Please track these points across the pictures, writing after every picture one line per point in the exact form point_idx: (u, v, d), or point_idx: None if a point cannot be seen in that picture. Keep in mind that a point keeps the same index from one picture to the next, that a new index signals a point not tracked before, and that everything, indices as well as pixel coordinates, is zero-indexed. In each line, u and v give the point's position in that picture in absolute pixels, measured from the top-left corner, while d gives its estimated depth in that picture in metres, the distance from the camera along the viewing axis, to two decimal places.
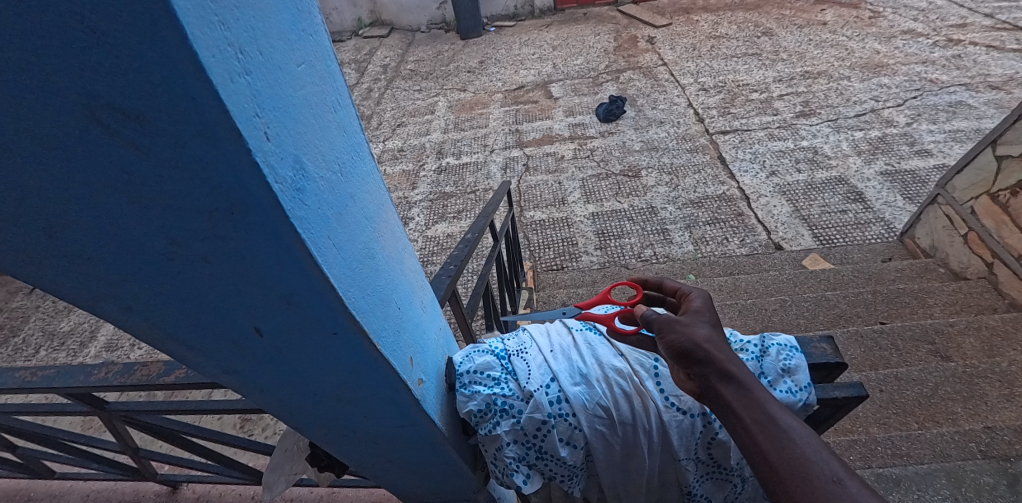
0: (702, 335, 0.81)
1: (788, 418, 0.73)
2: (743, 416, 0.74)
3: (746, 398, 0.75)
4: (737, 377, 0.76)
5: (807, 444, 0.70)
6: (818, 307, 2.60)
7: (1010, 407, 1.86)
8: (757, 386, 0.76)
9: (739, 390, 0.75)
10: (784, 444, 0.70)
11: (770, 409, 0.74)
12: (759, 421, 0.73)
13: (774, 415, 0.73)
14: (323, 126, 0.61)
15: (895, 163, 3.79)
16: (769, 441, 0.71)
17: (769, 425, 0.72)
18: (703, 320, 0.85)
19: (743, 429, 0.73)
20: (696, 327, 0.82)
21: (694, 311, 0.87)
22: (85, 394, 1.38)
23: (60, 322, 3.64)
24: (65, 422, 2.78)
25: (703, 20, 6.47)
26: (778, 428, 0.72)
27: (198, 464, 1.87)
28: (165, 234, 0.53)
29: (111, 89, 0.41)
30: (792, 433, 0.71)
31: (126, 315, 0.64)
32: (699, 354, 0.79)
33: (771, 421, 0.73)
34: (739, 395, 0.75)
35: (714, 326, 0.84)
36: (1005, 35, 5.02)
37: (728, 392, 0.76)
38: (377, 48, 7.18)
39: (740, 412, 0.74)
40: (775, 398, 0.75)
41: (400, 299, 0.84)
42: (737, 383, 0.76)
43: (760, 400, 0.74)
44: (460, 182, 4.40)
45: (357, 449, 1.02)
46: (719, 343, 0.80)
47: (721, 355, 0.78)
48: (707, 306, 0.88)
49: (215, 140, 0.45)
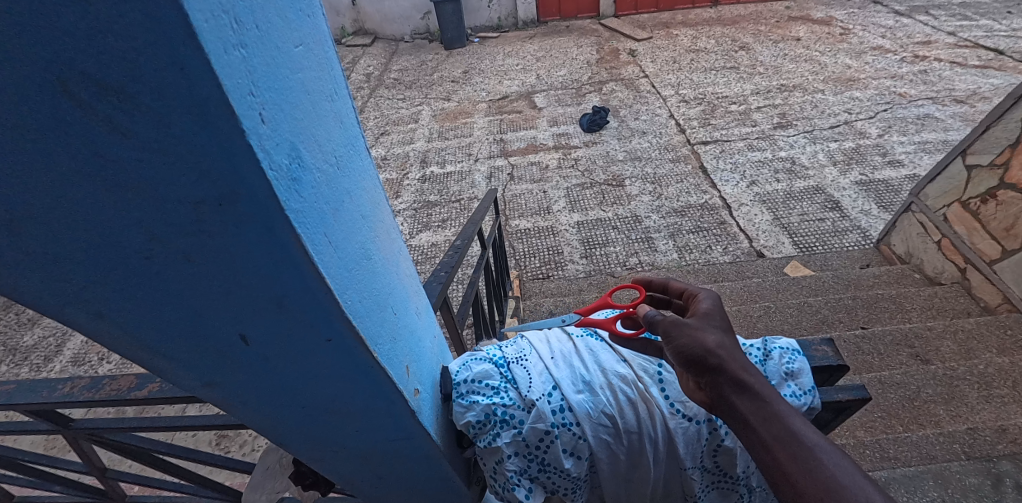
0: (714, 341, 0.79)
1: (810, 434, 0.71)
2: (763, 432, 0.71)
3: (764, 411, 0.73)
4: (754, 388, 0.74)
5: (834, 465, 0.67)
6: (801, 313, 2.62)
7: (989, 407, 1.89)
8: (776, 399, 0.74)
9: (756, 402, 0.73)
10: (808, 463, 0.68)
11: (792, 424, 0.71)
12: (780, 438, 0.71)
13: (795, 431, 0.71)
14: (321, 114, 0.58)
15: (869, 173, 3.89)
16: (792, 461, 0.69)
17: (791, 442, 0.70)
18: (714, 324, 0.83)
19: (762, 445, 0.71)
20: (707, 332, 0.80)
21: (705, 314, 0.84)
22: (48, 410, 1.28)
23: (22, 336, 3.44)
24: (26, 442, 2.62)
25: (683, 34, 6.61)
26: (800, 444, 0.70)
27: (171, 485, 1.75)
28: (143, 229, 0.48)
29: (88, 57, 0.37)
30: (817, 451, 0.69)
31: (97, 323, 0.58)
32: (711, 362, 0.77)
33: (792, 437, 0.70)
34: (756, 408, 0.73)
35: (724, 330, 0.82)
36: (968, 52, 5.24)
37: (744, 405, 0.73)
38: (361, 57, 7.13)
39: (758, 427, 0.72)
40: (796, 412, 0.72)
41: (396, 303, 0.79)
42: (754, 395, 0.74)
43: (780, 414, 0.72)
44: (444, 191, 4.36)
45: (347, 467, 0.96)
46: (732, 349, 0.78)
47: (735, 364, 0.76)
48: (716, 308, 0.86)
49: (205, 118, 0.41)
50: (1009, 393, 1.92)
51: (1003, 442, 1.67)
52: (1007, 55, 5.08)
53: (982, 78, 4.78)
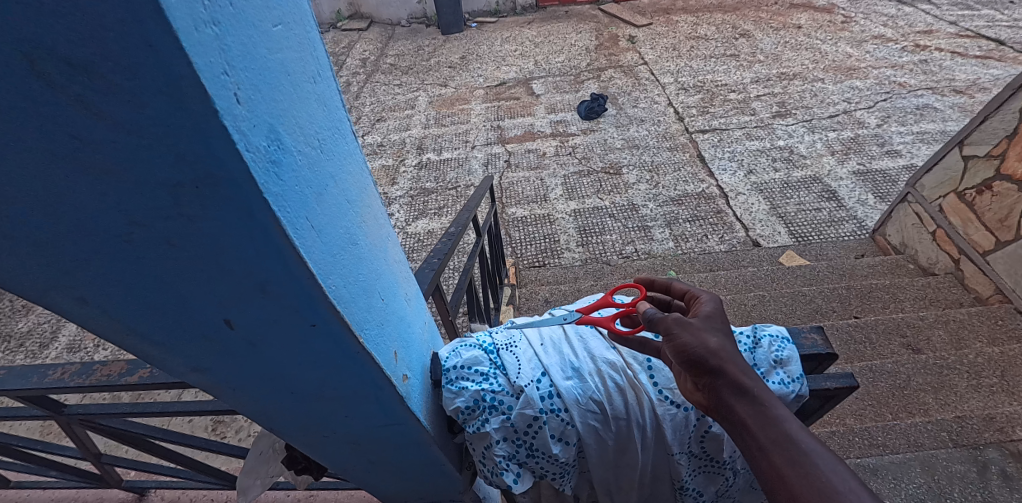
0: (716, 343, 0.79)
1: (809, 440, 0.70)
2: (760, 436, 0.71)
3: (762, 415, 0.73)
4: (753, 392, 0.74)
5: (832, 472, 0.66)
6: (795, 302, 2.62)
7: (977, 396, 1.91)
8: (775, 403, 0.74)
9: (754, 406, 0.73)
10: (805, 468, 0.67)
11: (789, 429, 0.71)
12: (778, 443, 0.70)
13: (793, 436, 0.71)
14: (302, 96, 0.57)
15: (866, 163, 3.88)
16: (789, 465, 0.68)
17: (788, 446, 0.70)
18: (715, 326, 0.82)
19: (759, 448, 0.71)
20: (708, 334, 0.80)
21: (706, 316, 0.84)
22: (40, 396, 1.28)
23: (16, 323, 3.43)
24: (23, 427, 2.62)
25: (683, 21, 6.53)
26: (798, 450, 0.69)
27: (166, 470, 1.75)
28: (122, 213, 0.48)
29: (51, 33, 0.36)
30: (814, 457, 0.68)
31: (80, 309, 0.57)
32: (712, 363, 0.77)
33: (790, 441, 0.70)
34: (755, 412, 0.73)
35: (726, 333, 0.82)
36: (969, 42, 5.19)
37: (743, 408, 0.73)
38: (357, 42, 7.02)
39: (756, 430, 0.72)
40: (794, 419, 0.72)
41: (384, 290, 0.79)
42: (752, 398, 0.74)
43: (779, 419, 0.72)
44: (441, 178, 4.34)
45: (337, 452, 0.97)
46: (733, 352, 0.78)
47: (734, 367, 0.76)
48: (718, 311, 0.85)
49: (178, 97, 0.40)
50: (998, 382, 1.95)
51: (989, 430, 1.68)
52: (1008, 45, 5.03)
53: (982, 69, 4.74)
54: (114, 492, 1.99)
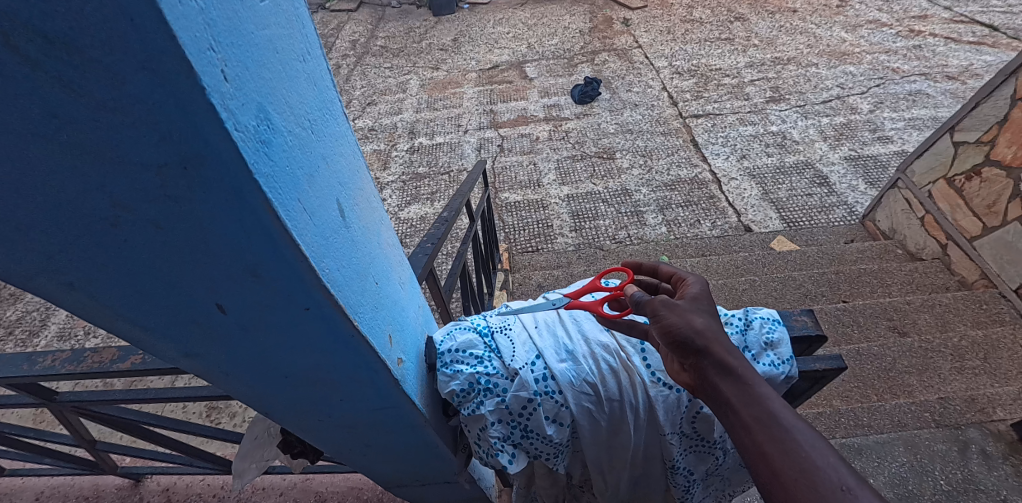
0: (701, 324, 0.79)
1: (790, 416, 0.71)
2: (743, 413, 0.72)
3: (747, 393, 0.73)
4: (738, 371, 0.75)
5: (812, 447, 0.68)
6: (785, 287, 2.65)
7: (960, 378, 1.96)
8: (758, 381, 0.74)
9: (739, 385, 0.74)
10: (786, 445, 0.69)
11: (772, 407, 0.72)
12: (760, 420, 0.71)
13: (776, 413, 0.72)
14: (292, 75, 0.56)
15: (858, 149, 3.89)
16: (770, 442, 0.69)
17: (770, 423, 0.71)
18: (702, 307, 0.83)
19: (743, 426, 0.72)
20: (695, 314, 0.80)
21: (693, 298, 0.84)
22: (32, 384, 1.26)
23: (4, 311, 3.38)
24: (14, 415, 2.60)
25: (678, 3, 6.45)
26: (780, 427, 0.70)
27: (162, 455, 1.75)
28: (106, 194, 0.46)
29: (27, 8, 0.35)
30: (795, 434, 0.69)
31: (67, 294, 0.57)
32: (698, 344, 0.77)
33: (773, 419, 0.71)
34: (739, 390, 0.74)
35: (712, 314, 0.82)
36: (963, 28, 5.18)
37: (727, 387, 0.74)
38: (346, 23, 6.89)
39: (739, 408, 0.73)
40: (776, 396, 0.73)
41: (378, 273, 0.79)
42: (737, 377, 0.74)
43: (762, 397, 0.73)
44: (434, 163, 4.30)
45: (332, 435, 0.97)
46: (718, 332, 0.79)
47: (720, 347, 0.77)
48: (705, 293, 0.86)
49: (162, 74, 0.39)
50: (980, 365, 2.00)
51: (972, 411, 1.73)
52: (1001, 31, 5.03)
53: (976, 55, 4.74)
54: (106, 479, 1.97)
